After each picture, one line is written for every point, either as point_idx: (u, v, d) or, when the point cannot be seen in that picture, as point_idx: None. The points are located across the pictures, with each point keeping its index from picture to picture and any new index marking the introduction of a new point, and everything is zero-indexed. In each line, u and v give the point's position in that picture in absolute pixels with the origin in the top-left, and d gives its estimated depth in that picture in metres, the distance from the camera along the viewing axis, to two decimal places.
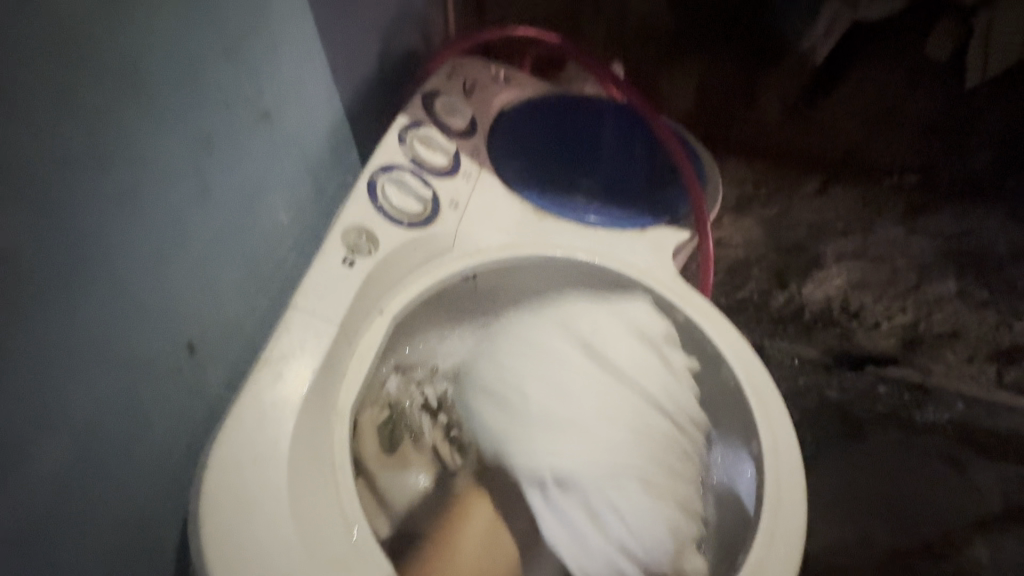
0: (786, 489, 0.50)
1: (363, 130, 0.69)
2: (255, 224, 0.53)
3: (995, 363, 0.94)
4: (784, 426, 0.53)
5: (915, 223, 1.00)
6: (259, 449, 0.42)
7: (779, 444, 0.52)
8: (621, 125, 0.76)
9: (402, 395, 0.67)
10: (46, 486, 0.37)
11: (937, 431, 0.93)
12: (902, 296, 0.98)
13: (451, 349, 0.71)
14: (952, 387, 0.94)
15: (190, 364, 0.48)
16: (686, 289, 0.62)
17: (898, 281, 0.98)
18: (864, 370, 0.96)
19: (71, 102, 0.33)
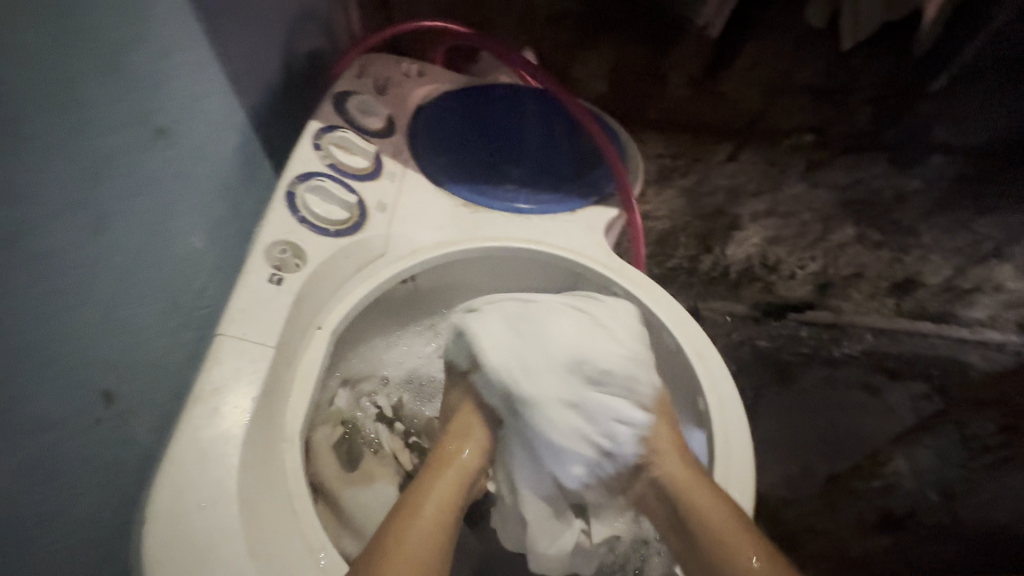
0: (734, 444, 0.53)
1: (274, 140, 0.65)
2: (167, 252, 0.48)
3: (894, 295, 1.02)
4: (725, 382, 0.56)
5: (816, 177, 0.99)
6: (205, 493, 0.39)
7: (724, 402, 0.55)
8: (540, 112, 0.77)
9: (356, 409, 0.66)
10: None
11: (851, 363, 1.04)
12: (811, 246, 1.04)
13: (401, 354, 0.71)
14: (861, 321, 1.04)
15: (111, 415, 0.44)
16: (621, 265, 0.64)
17: (806, 232, 1.04)
18: (785, 318, 1.08)
19: None
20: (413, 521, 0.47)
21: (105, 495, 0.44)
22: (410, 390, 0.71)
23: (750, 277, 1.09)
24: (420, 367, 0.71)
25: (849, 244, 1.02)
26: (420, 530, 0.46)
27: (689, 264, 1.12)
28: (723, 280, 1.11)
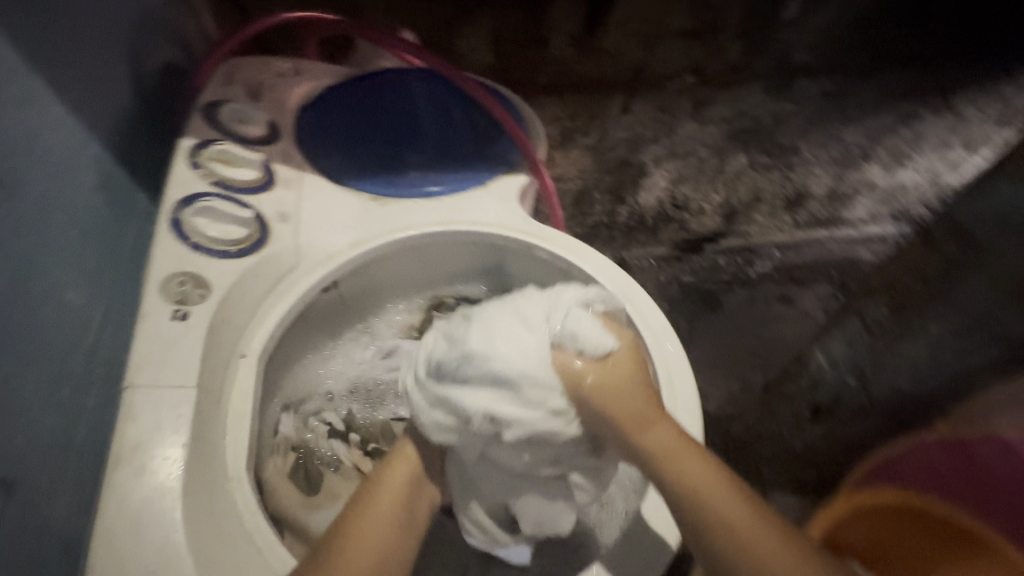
0: (673, 370, 0.57)
1: (144, 168, 0.59)
2: (43, 317, 0.43)
3: (789, 210, 1.17)
4: (659, 319, 0.59)
5: (703, 114, 1.17)
6: (150, 559, 0.39)
7: (658, 335, 0.58)
8: (431, 91, 0.75)
9: (303, 432, 0.63)
10: None
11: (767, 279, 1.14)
12: (712, 179, 1.17)
13: (342, 363, 0.68)
14: (767, 239, 1.16)
15: (14, 507, 0.39)
16: (540, 229, 0.65)
17: (705, 167, 1.18)
18: (704, 250, 1.14)
19: None
20: (364, 513, 0.48)
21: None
22: (357, 399, 0.67)
23: (666, 219, 1.15)
24: (362, 374, 0.68)
25: (742, 171, 1.18)
26: (372, 519, 0.48)
27: (608, 217, 1.14)
28: (645, 227, 1.14)
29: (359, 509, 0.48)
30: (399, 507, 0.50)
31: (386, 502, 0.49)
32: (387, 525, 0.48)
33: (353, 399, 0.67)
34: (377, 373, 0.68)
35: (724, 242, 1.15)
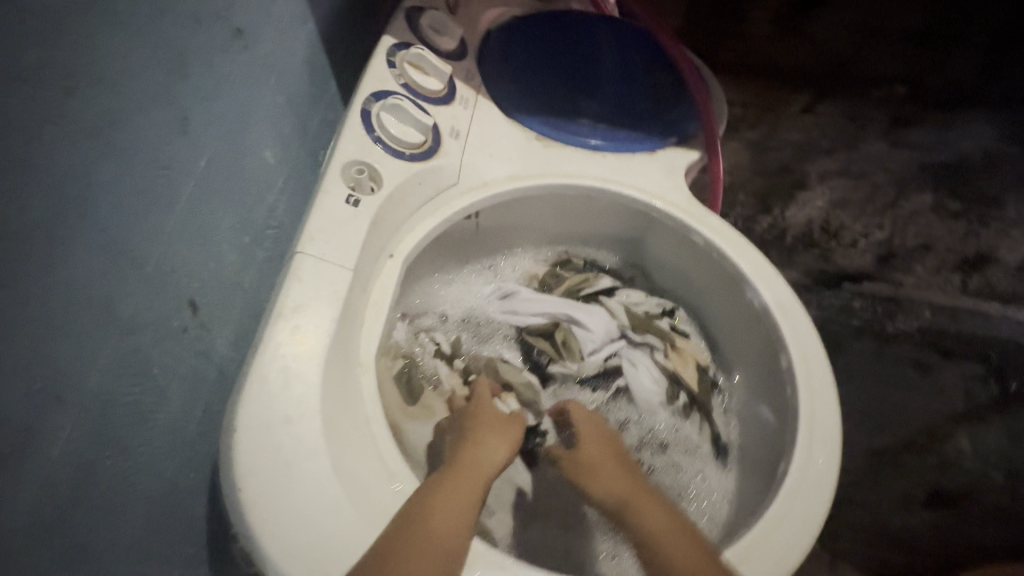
0: (818, 397, 0.48)
1: (339, 54, 0.57)
2: (241, 165, 0.43)
3: (962, 272, 0.79)
4: (813, 340, 0.51)
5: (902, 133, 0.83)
6: (288, 408, 0.36)
7: (808, 353, 0.50)
8: (620, 41, 0.68)
9: (413, 346, 0.62)
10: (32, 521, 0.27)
11: (903, 340, 0.82)
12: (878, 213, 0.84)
13: (454, 295, 0.68)
14: (920, 296, 0.81)
15: (196, 326, 0.38)
16: (702, 211, 0.59)
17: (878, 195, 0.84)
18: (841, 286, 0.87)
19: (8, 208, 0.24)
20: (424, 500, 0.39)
21: (172, 446, 0.36)
22: (469, 330, 0.66)
23: (806, 242, 0.90)
24: (477, 307, 0.67)
25: (922, 213, 0.82)
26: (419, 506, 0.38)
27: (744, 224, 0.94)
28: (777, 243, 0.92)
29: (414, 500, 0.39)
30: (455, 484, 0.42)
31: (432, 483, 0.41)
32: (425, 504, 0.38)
33: (464, 329, 0.66)
34: (493, 311, 0.66)
35: (865, 286, 0.85)
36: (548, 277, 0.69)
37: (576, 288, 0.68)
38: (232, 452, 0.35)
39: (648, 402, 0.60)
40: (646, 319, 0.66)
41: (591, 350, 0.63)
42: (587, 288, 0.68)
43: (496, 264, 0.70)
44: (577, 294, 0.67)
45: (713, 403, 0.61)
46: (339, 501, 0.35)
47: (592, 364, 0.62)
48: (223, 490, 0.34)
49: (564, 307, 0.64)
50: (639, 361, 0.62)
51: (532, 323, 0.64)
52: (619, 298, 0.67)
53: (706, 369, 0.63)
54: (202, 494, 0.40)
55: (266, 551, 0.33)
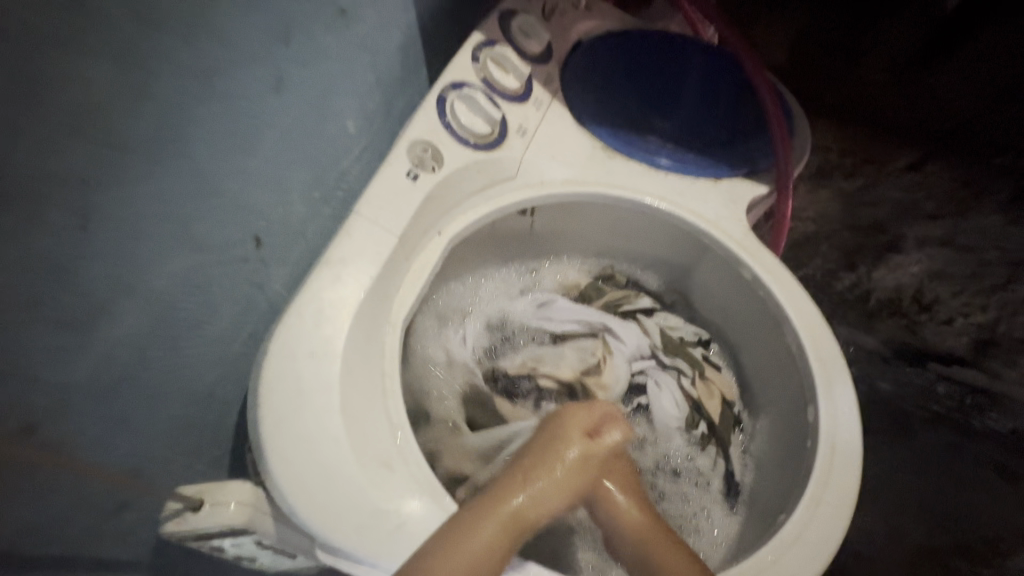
0: (840, 457, 0.45)
1: (435, 42, 0.61)
2: (323, 129, 0.47)
3: None
4: (847, 398, 0.48)
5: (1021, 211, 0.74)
6: (316, 344, 0.40)
7: (839, 413, 0.47)
8: (710, 66, 0.68)
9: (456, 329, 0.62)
10: (83, 383, 0.32)
11: (985, 438, 0.79)
12: (983, 292, 0.79)
13: (488, 295, 0.66)
14: None
15: (257, 258, 0.44)
16: (757, 246, 0.57)
17: (983, 276, 0.79)
18: (925, 367, 0.87)
19: (115, 130, 0.29)
20: (472, 532, 0.39)
21: (213, 352, 0.42)
22: (499, 339, 0.64)
23: (891, 310, 0.90)
24: (511, 311, 0.66)
25: None
26: (477, 544, 0.38)
27: (824, 278, 0.98)
28: (860, 304, 0.94)
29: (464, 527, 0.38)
30: (507, 531, 0.41)
31: (494, 528, 0.40)
32: (487, 550, 0.39)
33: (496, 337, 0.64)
34: (527, 316, 0.65)
35: (954, 370, 0.83)
36: (590, 290, 0.69)
37: (616, 302, 0.67)
38: (261, 372, 0.40)
39: (666, 426, 0.59)
40: (679, 344, 0.64)
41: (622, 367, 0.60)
42: (625, 304, 0.67)
43: (540, 266, 0.70)
44: (616, 308, 0.67)
45: (731, 441, 0.59)
46: (339, 438, 0.38)
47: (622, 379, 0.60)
48: (247, 401, 0.39)
49: (603, 317, 0.63)
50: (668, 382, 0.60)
51: (566, 330, 0.62)
52: (657, 319, 0.66)
53: (732, 405, 0.61)
54: (232, 401, 0.45)
55: (266, 462, 0.37)
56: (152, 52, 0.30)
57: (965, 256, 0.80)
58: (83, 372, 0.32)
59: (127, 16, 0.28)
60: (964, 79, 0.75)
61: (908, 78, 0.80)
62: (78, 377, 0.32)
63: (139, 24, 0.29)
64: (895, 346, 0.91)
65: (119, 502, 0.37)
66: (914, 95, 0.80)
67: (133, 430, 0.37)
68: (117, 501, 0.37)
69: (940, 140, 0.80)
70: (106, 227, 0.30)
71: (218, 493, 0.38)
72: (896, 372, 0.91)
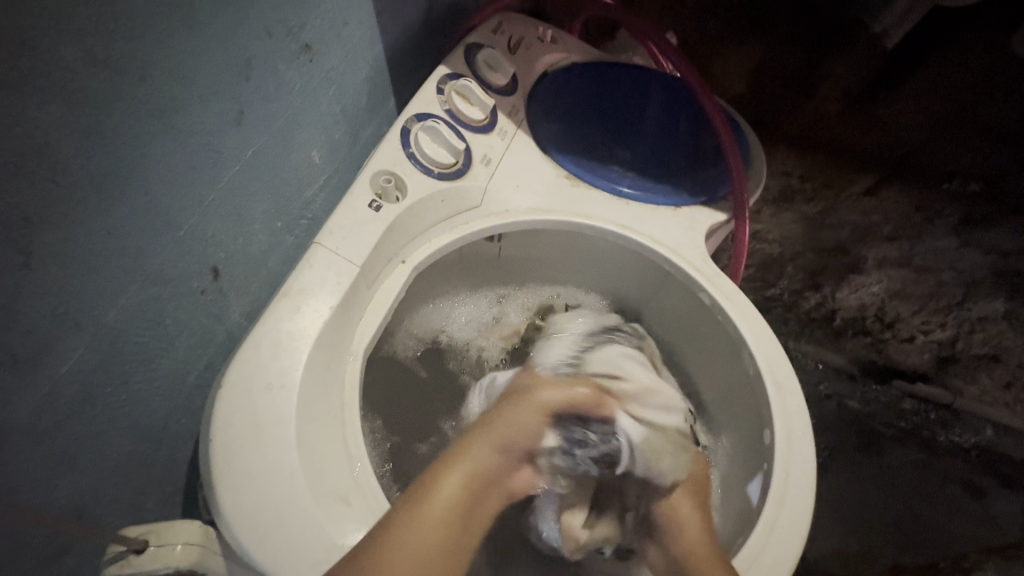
0: (795, 477, 0.47)
1: (401, 73, 0.62)
2: (287, 161, 0.48)
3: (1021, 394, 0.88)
4: (803, 422, 0.50)
5: (969, 235, 0.86)
6: (272, 377, 0.40)
7: (794, 437, 0.49)
8: (669, 98, 0.70)
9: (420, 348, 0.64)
10: (24, 422, 0.32)
11: (953, 456, 0.88)
12: (942, 311, 0.89)
13: (459, 318, 0.68)
14: (980, 412, 0.88)
15: (215, 290, 0.44)
16: (714, 271, 0.59)
17: (941, 295, 0.88)
18: (890, 384, 0.91)
19: (61, 171, 0.29)
20: (427, 503, 0.39)
21: (164, 385, 0.41)
22: None
23: (856, 328, 0.93)
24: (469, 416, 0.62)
25: (990, 318, 0.87)
26: (431, 518, 0.39)
27: (790, 299, 0.96)
28: (825, 324, 0.94)
29: (420, 500, 0.40)
30: (468, 488, 0.42)
31: (448, 489, 0.41)
32: (444, 514, 0.40)
33: None
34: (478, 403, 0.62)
35: (920, 387, 0.90)
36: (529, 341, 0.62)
37: None
38: (216, 407, 0.39)
39: None
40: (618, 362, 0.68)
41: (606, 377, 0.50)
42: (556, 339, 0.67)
43: (507, 292, 0.71)
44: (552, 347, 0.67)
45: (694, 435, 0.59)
46: (294, 473, 0.38)
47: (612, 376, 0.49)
48: (200, 436, 0.39)
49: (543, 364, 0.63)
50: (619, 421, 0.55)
51: None
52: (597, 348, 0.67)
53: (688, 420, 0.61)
54: (184, 433, 0.44)
55: (218, 499, 0.37)
56: (105, 91, 0.30)
57: (924, 275, 0.88)
58: (21, 413, 0.31)
59: (78, 61, 0.29)
60: (913, 106, 0.80)
61: (863, 103, 0.84)
62: (16, 418, 0.31)
63: (92, 68, 0.29)
64: (860, 363, 0.93)
65: (62, 546, 0.36)
66: (866, 120, 0.85)
67: (79, 468, 0.36)
68: (61, 544, 0.36)
69: (892, 164, 0.86)
70: (48, 265, 0.30)
71: (165, 534, 0.37)
72: (864, 389, 0.92)
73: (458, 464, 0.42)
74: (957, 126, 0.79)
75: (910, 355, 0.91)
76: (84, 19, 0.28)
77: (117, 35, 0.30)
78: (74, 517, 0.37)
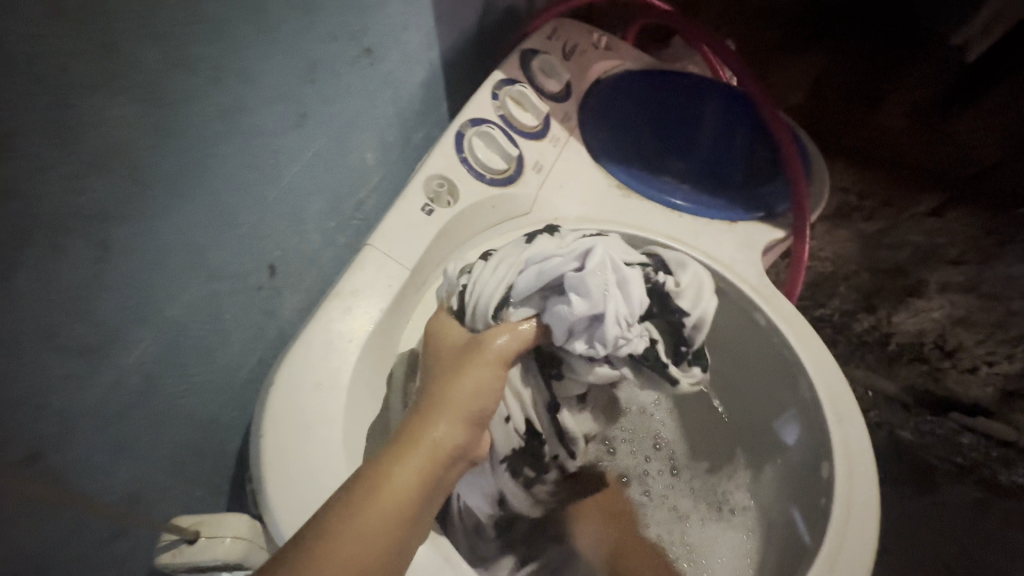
0: (857, 512, 0.44)
1: (455, 80, 0.63)
2: (344, 162, 0.49)
3: None
4: (866, 459, 0.46)
5: None
6: (321, 375, 0.41)
7: (856, 474, 0.46)
8: (726, 108, 0.68)
9: None
10: (90, 408, 0.33)
11: None
12: (1014, 342, 0.77)
13: None
14: None
15: (270, 287, 0.45)
16: (771, 290, 0.56)
17: (1011, 325, 0.77)
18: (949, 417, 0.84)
19: (139, 168, 0.31)
20: (386, 483, 0.35)
21: (220, 378, 0.42)
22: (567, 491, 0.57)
23: (914, 355, 0.87)
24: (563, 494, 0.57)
25: None
26: (391, 493, 0.35)
27: (841, 320, 0.92)
28: (879, 347, 0.89)
29: (378, 479, 0.35)
30: (427, 469, 0.37)
31: (413, 466, 0.37)
32: (406, 490, 0.35)
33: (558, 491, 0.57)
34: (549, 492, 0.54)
35: (984, 423, 0.80)
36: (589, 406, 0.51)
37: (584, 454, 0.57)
38: (266, 403, 0.40)
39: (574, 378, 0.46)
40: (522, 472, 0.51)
41: (597, 288, 0.41)
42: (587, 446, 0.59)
43: None
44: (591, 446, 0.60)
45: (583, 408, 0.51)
46: (339, 472, 0.38)
47: (580, 309, 0.41)
48: (251, 431, 0.39)
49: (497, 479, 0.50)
50: (639, 462, 0.63)
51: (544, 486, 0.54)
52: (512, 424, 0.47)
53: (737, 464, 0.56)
54: (233, 425, 0.45)
55: (264, 495, 0.37)
56: (180, 91, 0.31)
57: (993, 305, 0.78)
58: (88, 400, 0.33)
59: (159, 63, 0.30)
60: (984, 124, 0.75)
61: (926, 121, 0.80)
62: (82, 405, 0.32)
63: (169, 68, 0.30)
64: (913, 392, 0.88)
65: (118, 528, 0.38)
66: (927, 139, 0.81)
67: (137, 455, 0.37)
68: (118, 526, 0.38)
69: (955, 186, 0.80)
70: (122, 256, 0.32)
71: (213, 526, 0.38)
72: (918, 422, 0.87)
73: (418, 443, 0.38)
74: None
75: (967, 392, 0.82)
76: (164, 22, 0.29)
77: (193, 35, 0.31)
78: (130, 503, 0.38)
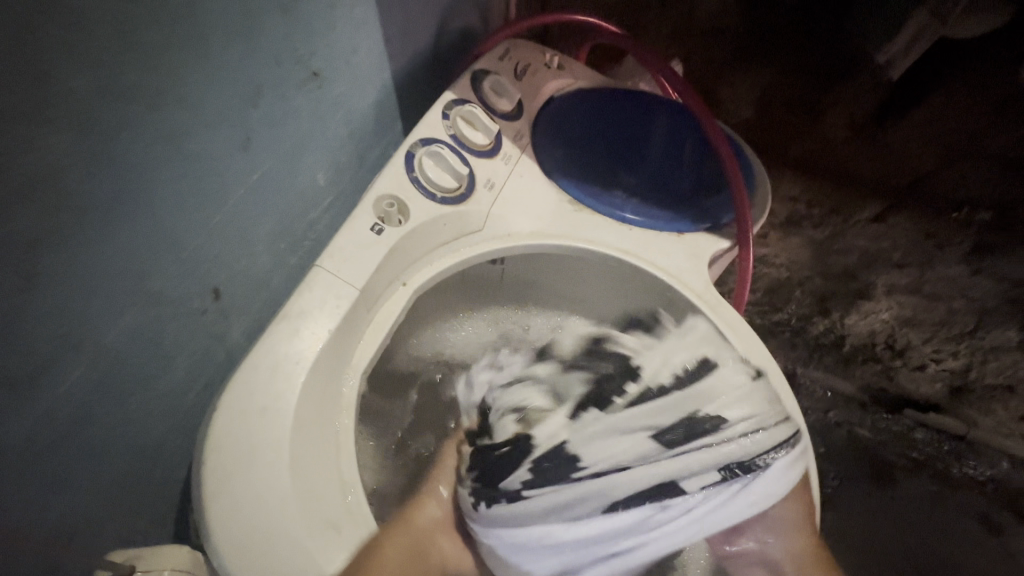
0: None
1: (409, 99, 0.63)
2: (293, 184, 0.49)
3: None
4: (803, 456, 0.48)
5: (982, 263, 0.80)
6: (268, 400, 0.40)
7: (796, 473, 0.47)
8: (671, 124, 0.71)
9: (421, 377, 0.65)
10: (17, 446, 0.32)
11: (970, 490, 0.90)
12: (954, 339, 0.85)
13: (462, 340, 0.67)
14: (997, 443, 0.88)
15: (215, 311, 0.44)
16: (716, 300, 0.58)
17: (951, 323, 0.85)
18: (903, 413, 0.94)
19: (69, 199, 0.30)
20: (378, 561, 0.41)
21: (159, 406, 0.42)
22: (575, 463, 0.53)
23: (866, 355, 0.93)
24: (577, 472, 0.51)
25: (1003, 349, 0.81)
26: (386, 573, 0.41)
27: (799, 325, 0.98)
28: (835, 350, 0.96)
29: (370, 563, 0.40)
30: None
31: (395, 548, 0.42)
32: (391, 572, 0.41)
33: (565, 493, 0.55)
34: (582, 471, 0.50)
35: (930, 417, 0.91)
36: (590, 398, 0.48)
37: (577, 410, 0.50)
38: (210, 430, 0.39)
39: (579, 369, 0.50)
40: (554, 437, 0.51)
41: None
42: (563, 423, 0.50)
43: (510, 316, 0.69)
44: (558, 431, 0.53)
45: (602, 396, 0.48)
46: (286, 497, 0.38)
47: None
48: (195, 459, 0.39)
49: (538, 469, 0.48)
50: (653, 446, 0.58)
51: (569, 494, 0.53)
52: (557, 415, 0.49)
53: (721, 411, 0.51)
54: (175, 452, 0.45)
55: (210, 525, 0.37)
56: (114, 120, 0.31)
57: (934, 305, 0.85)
58: (15, 438, 0.32)
59: (91, 93, 0.30)
60: (913, 132, 0.78)
61: (863, 129, 0.82)
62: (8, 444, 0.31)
63: (103, 97, 0.30)
64: (871, 392, 0.96)
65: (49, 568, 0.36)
66: (862, 148, 0.84)
67: (70, 490, 0.36)
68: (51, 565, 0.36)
69: (889, 189, 0.84)
70: (49, 287, 0.31)
71: (152, 559, 0.38)
72: (875, 418, 0.96)
73: None
74: (950, 154, 0.77)
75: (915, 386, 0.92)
76: (96, 55, 0.29)
77: (128, 65, 0.31)
78: (63, 542, 0.37)
